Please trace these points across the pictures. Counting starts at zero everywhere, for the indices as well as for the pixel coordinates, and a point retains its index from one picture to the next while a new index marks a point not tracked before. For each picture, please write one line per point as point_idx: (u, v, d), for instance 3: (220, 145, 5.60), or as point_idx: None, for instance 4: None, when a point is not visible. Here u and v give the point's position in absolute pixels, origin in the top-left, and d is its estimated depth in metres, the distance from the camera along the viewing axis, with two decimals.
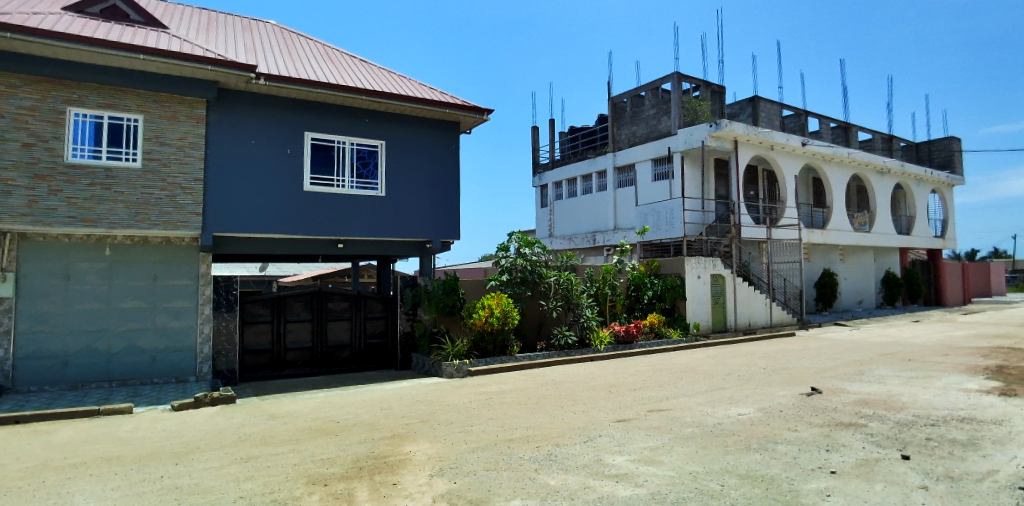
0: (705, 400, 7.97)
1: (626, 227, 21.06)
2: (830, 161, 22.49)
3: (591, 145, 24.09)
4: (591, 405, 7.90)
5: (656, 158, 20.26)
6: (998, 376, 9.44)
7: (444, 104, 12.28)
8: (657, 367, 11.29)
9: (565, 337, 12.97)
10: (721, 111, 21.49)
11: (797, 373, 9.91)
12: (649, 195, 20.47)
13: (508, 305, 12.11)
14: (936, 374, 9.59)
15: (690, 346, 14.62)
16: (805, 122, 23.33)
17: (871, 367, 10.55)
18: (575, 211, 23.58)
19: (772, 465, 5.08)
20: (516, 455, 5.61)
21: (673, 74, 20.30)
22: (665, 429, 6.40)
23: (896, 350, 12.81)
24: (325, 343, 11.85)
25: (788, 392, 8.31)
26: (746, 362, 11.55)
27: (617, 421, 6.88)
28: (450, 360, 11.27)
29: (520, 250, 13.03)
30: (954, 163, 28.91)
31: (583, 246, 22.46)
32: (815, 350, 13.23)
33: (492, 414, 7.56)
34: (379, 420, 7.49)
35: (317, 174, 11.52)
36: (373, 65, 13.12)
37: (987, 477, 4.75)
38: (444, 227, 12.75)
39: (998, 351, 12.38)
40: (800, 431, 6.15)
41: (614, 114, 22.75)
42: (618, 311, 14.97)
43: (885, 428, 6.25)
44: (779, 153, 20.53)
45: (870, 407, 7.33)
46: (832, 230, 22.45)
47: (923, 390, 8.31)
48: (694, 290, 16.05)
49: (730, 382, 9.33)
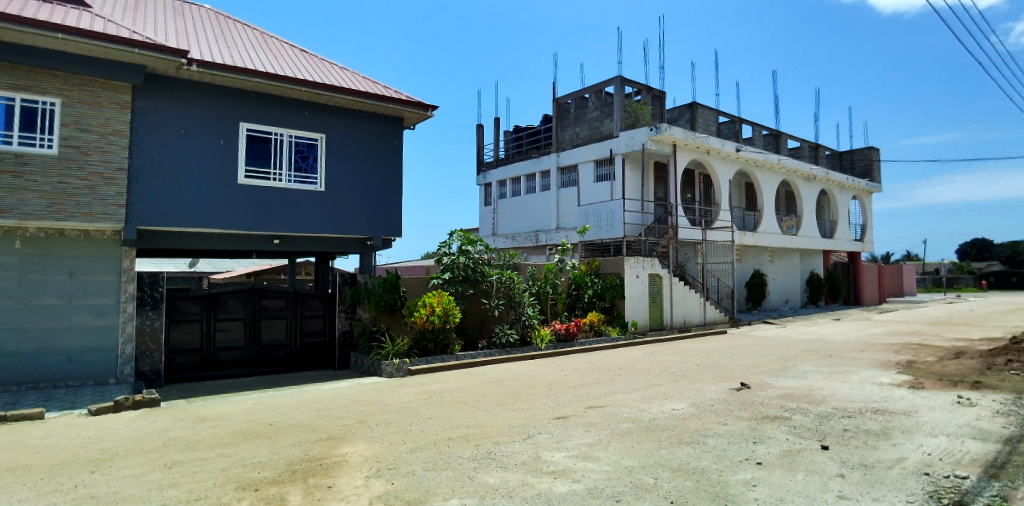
0: (641, 396, 8.17)
1: (568, 226, 21.37)
2: (762, 167, 23.54)
3: (535, 145, 24.27)
4: (531, 403, 7.95)
5: (598, 160, 20.62)
6: (908, 370, 10.16)
7: (387, 99, 12.07)
8: (595, 365, 11.47)
9: (508, 336, 13.03)
10: (661, 116, 22.12)
11: (728, 369, 10.32)
12: (591, 195, 20.80)
13: (449, 303, 12.02)
14: (854, 369, 10.22)
15: (628, 344, 14.95)
16: (739, 128, 24.34)
17: (796, 362, 11.11)
18: (519, 210, 23.72)
19: (702, 458, 5.27)
20: (455, 454, 5.58)
21: (616, 77, 20.70)
22: (602, 425, 6.53)
23: (819, 346, 13.56)
24: (260, 342, 11.42)
25: (719, 388, 8.65)
26: (681, 358, 11.93)
27: (557, 418, 6.96)
28: (390, 358, 11.09)
29: (462, 247, 12.97)
30: (873, 172, 30.90)
31: (527, 245, 22.66)
32: (746, 347, 13.81)
33: (432, 413, 7.48)
34: (316, 422, 7.27)
35: (252, 167, 11.09)
36: (314, 55, 12.73)
37: (897, 464, 5.09)
38: (386, 224, 12.53)
39: (909, 347, 13.32)
40: (729, 425, 6.41)
41: (559, 114, 22.95)
42: (559, 309, 15.19)
43: (807, 420, 6.61)
44: (715, 158, 21.30)
45: (794, 400, 7.72)
46: (763, 233, 23.52)
47: (841, 384, 8.82)
48: (633, 289, 16.45)
49: (664, 378, 9.59)
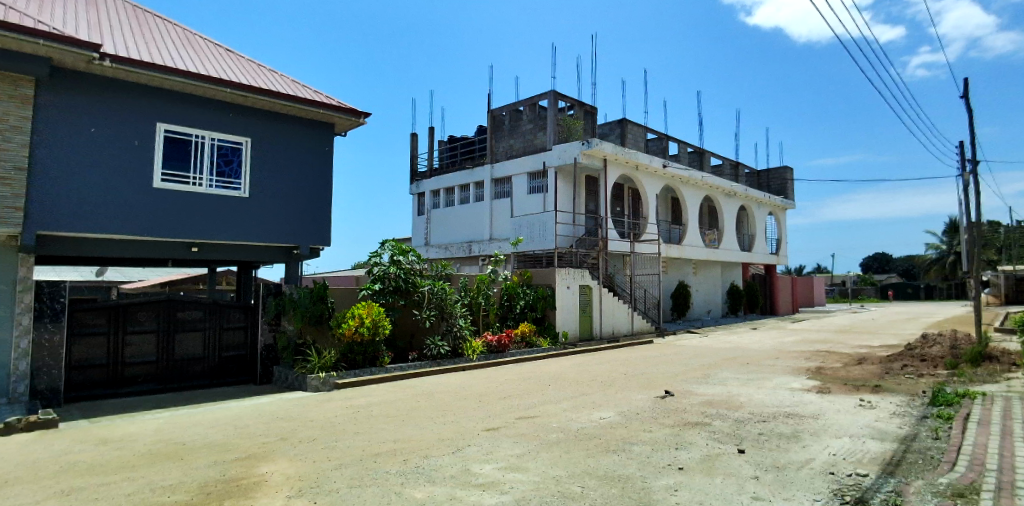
0: (570, 406, 8.28)
1: (501, 237, 21.52)
2: (687, 183, 24.60)
3: (469, 155, 24.35)
4: (461, 415, 7.90)
5: (531, 172, 20.90)
6: (816, 376, 10.85)
7: (317, 104, 11.77)
8: (527, 376, 11.54)
9: (438, 347, 12.90)
10: (593, 130, 22.74)
11: (654, 378, 10.65)
12: (524, 207, 21.04)
13: (379, 314, 11.76)
14: (768, 376, 10.81)
15: (559, 354, 15.14)
16: (666, 145, 25.37)
17: (716, 370, 11.64)
18: (452, 220, 23.66)
19: (627, 465, 5.40)
20: (382, 470, 5.45)
21: (550, 92, 21.09)
22: (531, 436, 6.57)
23: (737, 355, 14.25)
24: (174, 356, 10.76)
25: (645, 396, 8.91)
26: (609, 368, 12.20)
27: (486, 430, 6.94)
28: (316, 372, 10.73)
29: (394, 258, 12.78)
30: (787, 190, 32.98)
31: (459, 255, 22.65)
32: (670, 356, 14.30)
33: (359, 429, 7.27)
34: (234, 440, 6.91)
35: (170, 170, 10.49)
36: (240, 55, 12.23)
37: (805, 465, 5.41)
38: (313, 233, 12.15)
39: (818, 354, 14.22)
40: (653, 432, 6.61)
41: (493, 126, 23.11)
42: (490, 321, 15.22)
43: (725, 426, 6.91)
44: (642, 173, 22.07)
45: (714, 406, 8.06)
46: (687, 246, 24.52)
47: (757, 390, 9.30)
48: (564, 300, 16.71)
49: (592, 388, 9.78)
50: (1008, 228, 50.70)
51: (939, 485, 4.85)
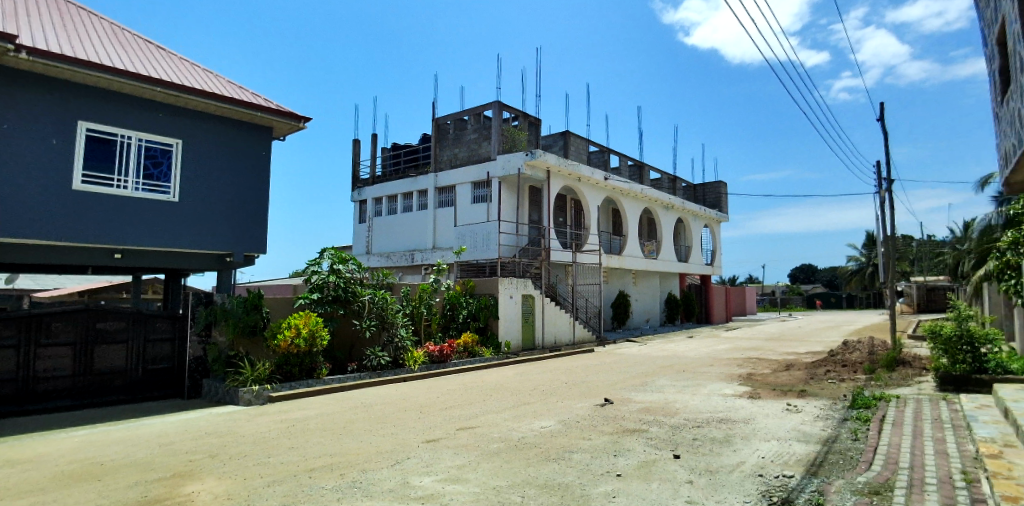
0: (511, 415, 8.29)
1: (444, 246, 21.42)
2: (627, 195, 25.25)
3: (413, 163, 24.17)
4: (401, 427, 7.77)
5: (475, 182, 20.93)
6: (747, 382, 11.32)
7: (254, 107, 11.39)
8: (469, 386, 11.49)
9: (379, 358, 12.67)
10: (536, 142, 23.04)
11: (594, 386, 10.82)
12: (467, 216, 21.02)
13: (317, 325, 11.43)
14: (702, 382, 11.20)
15: (501, 364, 15.15)
16: (608, 158, 26.00)
17: (653, 377, 11.95)
18: (394, 228, 23.35)
19: (567, 473, 5.46)
20: (317, 485, 5.28)
21: (495, 102, 21.23)
22: (472, 447, 6.53)
23: (674, 362, 14.70)
24: (91, 370, 10.04)
25: (585, 404, 9.03)
26: (550, 377, 12.31)
27: (426, 442, 6.84)
28: (249, 385, 10.31)
29: (333, 266, 12.49)
30: (721, 203, 34.42)
31: (401, 264, 22.41)
32: (610, 364, 14.58)
33: (293, 443, 7.02)
34: (159, 458, 6.53)
35: (91, 171, 9.86)
36: (173, 53, 11.69)
37: (737, 468, 5.63)
38: (248, 240, 11.71)
39: (749, 361, 14.86)
40: (593, 439, 6.71)
41: (437, 134, 23.02)
42: (432, 331, 15.09)
43: (661, 432, 7.10)
44: (585, 185, 22.49)
45: (651, 413, 8.28)
46: (627, 256, 25.12)
47: (692, 397, 9.61)
48: (506, 310, 16.75)
49: (534, 397, 9.83)
50: (919, 242, 54.75)
51: (857, 484, 5.15)
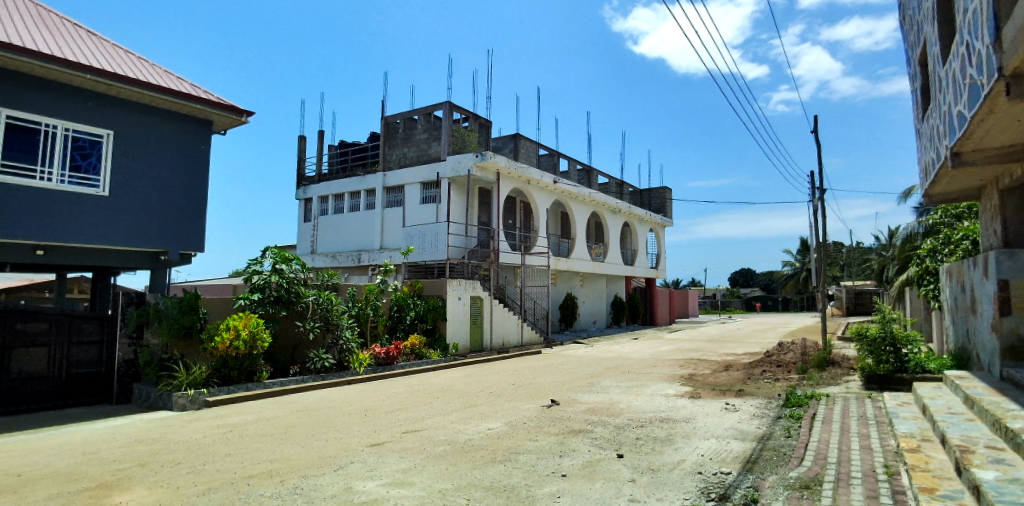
0: (458, 418, 8.25)
1: (392, 247, 21.13)
2: (575, 199, 25.60)
3: (361, 162, 23.73)
4: (345, 431, 7.60)
5: (424, 182, 20.74)
6: (689, 382, 11.67)
7: (193, 99, 10.92)
8: (415, 388, 11.36)
9: (322, 361, 12.36)
10: (486, 144, 23.08)
11: (541, 387, 10.91)
12: (416, 217, 20.81)
13: (258, 326, 11.03)
14: (646, 383, 11.49)
15: (449, 365, 15.06)
16: (557, 162, 26.31)
17: (599, 378, 12.15)
18: (340, 228, 22.85)
19: (513, 474, 5.49)
20: (256, 492, 5.11)
21: (445, 102, 21.11)
22: (418, 450, 6.47)
23: (619, 363, 15.00)
24: (9, 375, 9.31)
25: (531, 405, 9.09)
26: (498, 379, 12.33)
27: (371, 446, 6.72)
28: (184, 390, 9.85)
29: (275, 266, 12.11)
30: (666, 209, 35.40)
31: (347, 265, 21.99)
32: (557, 365, 14.74)
33: (231, 449, 6.75)
34: (83, 468, 6.15)
35: (12, 161, 9.20)
36: (105, 39, 11.05)
37: (678, 466, 5.80)
38: (185, 237, 11.20)
39: (691, 362, 15.33)
40: (539, 441, 6.77)
41: (386, 133, 22.68)
42: (378, 332, 14.84)
43: (606, 432, 7.24)
44: (534, 188, 22.66)
45: (596, 414, 8.42)
46: (575, 259, 25.46)
47: (636, 397, 9.84)
48: (455, 311, 16.67)
49: (481, 399, 9.82)
50: (847, 248, 57.93)
51: (789, 479, 5.40)
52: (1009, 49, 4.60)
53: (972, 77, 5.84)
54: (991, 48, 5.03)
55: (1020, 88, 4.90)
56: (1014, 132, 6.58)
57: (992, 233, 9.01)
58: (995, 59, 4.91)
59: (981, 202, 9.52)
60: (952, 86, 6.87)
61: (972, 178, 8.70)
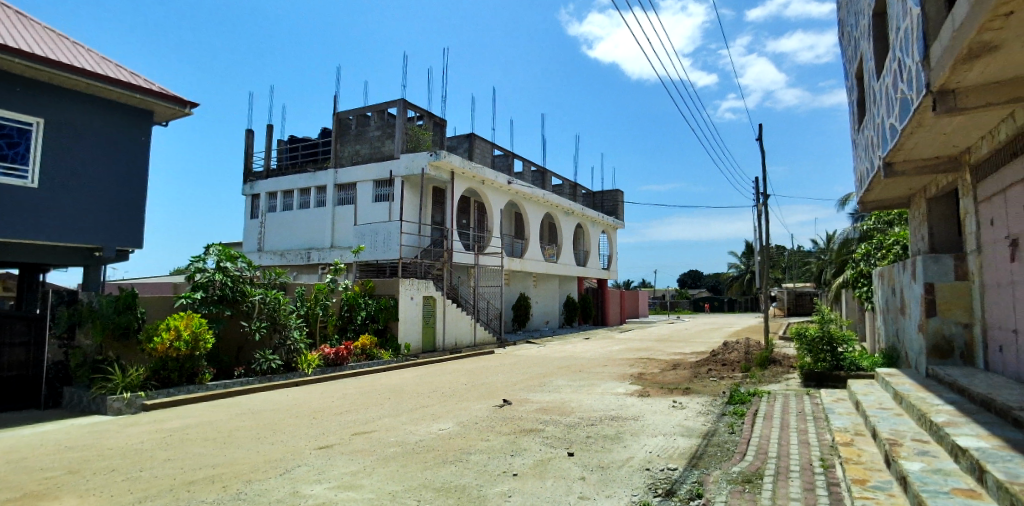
0: (409, 419, 8.18)
1: (343, 245, 20.74)
2: (529, 200, 25.76)
3: (312, 158, 23.18)
4: (292, 434, 7.41)
5: (377, 180, 20.43)
6: (638, 381, 11.93)
7: (133, 88, 10.41)
8: (366, 389, 11.19)
9: (269, 362, 12.01)
10: (441, 142, 22.92)
11: (493, 387, 10.93)
12: (368, 215, 20.49)
13: (201, 326, 10.59)
14: (596, 382, 11.67)
15: (401, 366, 14.88)
16: (511, 163, 26.41)
17: (551, 378, 12.27)
18: (289, 225, 22.25)
19: (464, 475, 5.48)
20: (196, 499, 4.92)
21: (399, 100, 20.85)
22: (368, 452, 6.37)
23: (571, 363, 15.19)
24: None
25: (484, 405, 9.10)
26: (451, 379, 12.29)
27: (319, 449, 6.57)
28: (119, 393, 9.39)
29: (219, 264, 11.69)
30: (618, 211, 36.08)
31: (296, 263, 21.46)
32: (509, 365, 14.81)
33: (171, 455, 6.48)
34: (6, 477, 5.77)
35: None
36: (36, 21, 10.37)
37: (626, 463, 5.92)
38: (123, 233, 10.67)
39: (640, 361, 15.68)
40: (490, 440, 6.78)
41: (338, 129, 22.21)
42: (328, 333, 14.53)
43: (557, 430, 7.32)
44: (488, 188, 22.65)
45: (548, 413, 8.50)
46: (529, 260, 25.59)
47: (587, 396, 9.99)
48: (407, 311, 16.49)
49: (433, 399, 9.76)
50: (788, 252, 60.46)
51: (732, 473, 5.60)
52: (937, 67, 4.89)
53: (904, 92, 6.17)
54: (921, 65, 5.33)
55: (946, 104, 5.22)
56: (941, 144, 7.00)
57: (920, 239, 9.58)
58: (924, 76, 5.22)
59: (910, 209, 10.10)
60: (885, 100, 7.26)
61: (903, 187, 9.22)
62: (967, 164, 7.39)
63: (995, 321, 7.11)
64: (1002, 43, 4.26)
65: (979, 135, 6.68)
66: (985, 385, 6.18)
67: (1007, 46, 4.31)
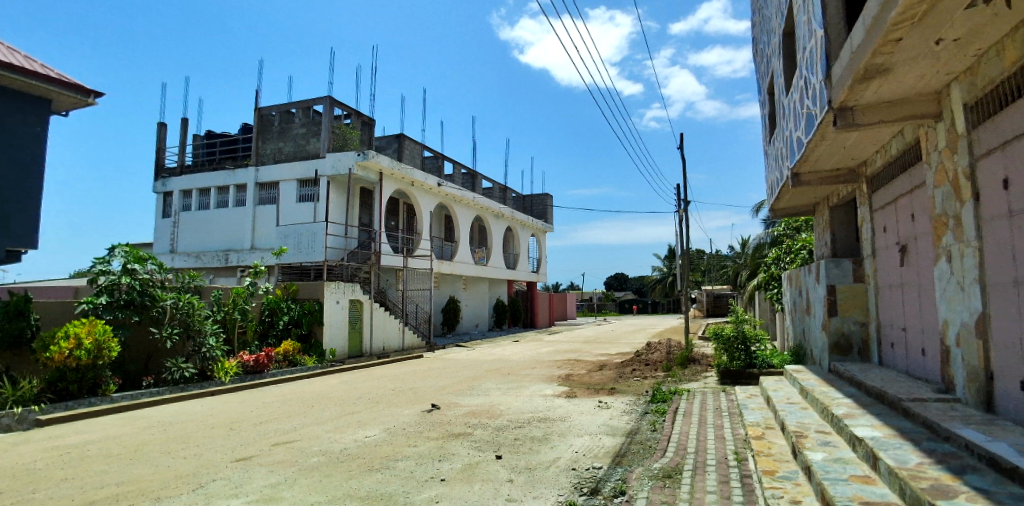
0: (334, 427, 7.92)
1: (264, 247, 19.87)
2: (459, 202, 25.63)
3: (231, 155, 22.04)
4: (207, 446, 6.99)
5: (302, 179, 19.71)
6: (566, 382, 12.13)
7: (29, 74, 9.51)
8: (287, 397, 10.75)
9: (181, 371, 11.33)
10: (369, 142, 22.44)
11: (422, 392, 10.79)
12: (292, 216, 19.72)
13: (105, 334, 9.82)
14: (525, 384, 11.78)
15: (325, 372, 14.38)
16: (442, 164, 26.21)
17: (480, 381, 12.26)
18: (206, 225, 21.05)
19: (390, 482, 5.36)
20: None
21: (326, 97, 20.22)
22: (289, 462, 6.11)
23: (499, 366, 15.25)
24: None
25: (412, 411, 8.95)
26: (378, 384, 12.02)
27: (236, 461, 6.24)
28: (9, 407, 8.53)
29: (126, 266, 10.85)
30: (547, 215, 36.64)
31: (213, 265, 20.35)
32: (438, 369, 14.68)
33: (70, 474, 5.95)
34: None
35: None
36: None
37: (553, 464, 5.99)
38: (15, 233, 9.69)
39: (567, 362, 15.97)
40: (418, 446, 6.67)
41: (260, 125, 21.24)
42: (248, 339, 13.90)
43: (485, 434, 7.31)
44: (418, 190, 22.33)
45: (476, 416, 8.47)
46: (458, 263, 25.44)
47: (515, 398, 10.04)
48: (332, 316, 15.94)
49: (359, 406, 9.50)
50: (707, 256, 63.52)
51: (654, 470, 5.80)
52: (838, 85, 5.30)
53: (808, 108, 6.64)
54: (824, 83, 5.75)
55: (845, 120, 5.66)
56: (841, 157, 7.59)
57: (823, 244, 10.33)
58: (827, 93, 5.63)
59: (814, 216, 10.87)
60: (793, 114, 7.77)
61: (809, 195, 9.90)
62: (863, 176, 8.04)
63: (888, 321, 7.73)
64: (893, 66, 4.66)
65: (874, 149, 7.27)
66: (879, 378, 6.72)
67: (897, 69, 4.72)
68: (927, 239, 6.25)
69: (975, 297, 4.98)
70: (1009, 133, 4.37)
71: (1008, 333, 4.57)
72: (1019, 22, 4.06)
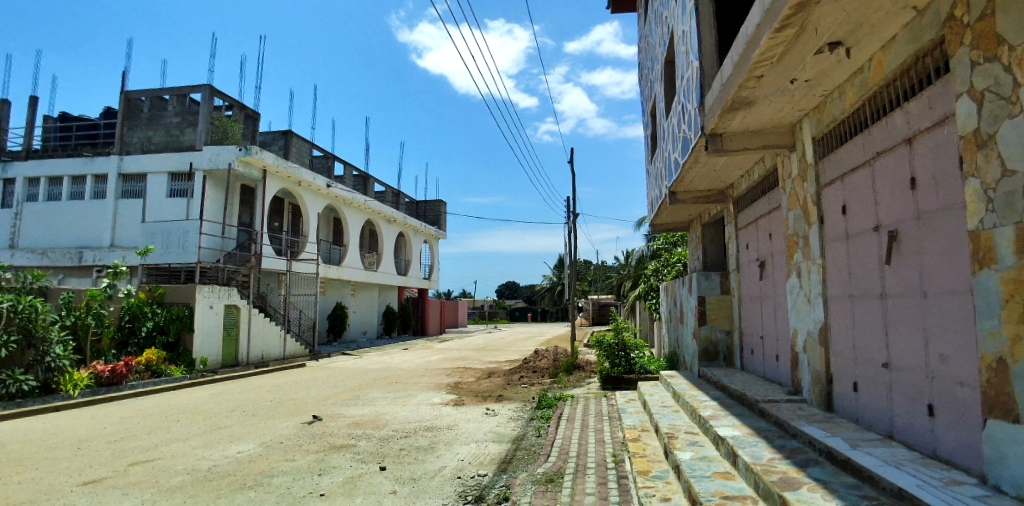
0: (202, 442, 7.31)
1: (126, 245, 17.95)
2: (349, 205, 24.79)
3: (89, 141, 19.75)
4: (49, 469, 6.17)
5: (173, 172, 18.05)
6: (454, 390, 12.09)
7: None
8: (149, 411, 9.77)
9: (19, 384, 9.94)
10: (252, 137, 21.12)
11: (302, 403, 10.26)
12: (161, 212, 18.01)
13: None
14: (412, 392, 11.58)
15: (194, 383, 13.22)
16: (332, 165, 25.27)
17: (366, 390, 11.88)
18: (55, 219, 18.66)
19: (264, 500, 5.04)
20: None
21: (206, 86, 18.78)
22: (147, 483, 5.55)
23: (387, 374, 14.90)
24: None
25: (291, 423, 8.47)
26: (254, 395, 11.29)
27: (83, 485, 5.56)
28: None
29: None
30: (441, 221, 36.48)
31: (63, 264, 18.07)
32: (322, 378, 14.06)
33: None
34: None
35: None
36: None
37: (439, 473, 5.94)
38: None
39: (456, 370, 15.92)
40: (296, 460, 6.32)
41: (125, 110, 19.24)
42: (103, 348, 12.48)
43: (369, 445, 7.08)
44: (305, 190, 21.31)
45: (360, 427, 8.20)
46: (347, 267, 24.53)
47: (401, 407, 9.85)
48: (204, 322, 14.68)
49: (232, 419, 8.85)
50: (595, 266, 66.37)
51: (537, 474, 5.93)
52: (710, 113, 5.79)
53: (685, 132, 7.19)
54: (697, 111, 6.26)
55: (715, 144, 6.19)
56: (712, 179, 8.28)
57: (695, 259, 11.18)
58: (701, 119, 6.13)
59: (688, 233, 11.73)
60: (671, 136, 8.38)
61: (684, 213, 10.68)
62: (730, 197, 8.83)
63: (749, 330, 8.48)
64: (756, 99, 5.16)
65: (739, 174, 8.01)
66: (740, 382, 7.35)
67: (758, 103, 5.25)
68: (781, 257, 6.96)
69: (819, 308, 5.62)
70: (847, 165, 5.00)
71: (844, 341, 5.19)
72: (856, 69, 4.65)
